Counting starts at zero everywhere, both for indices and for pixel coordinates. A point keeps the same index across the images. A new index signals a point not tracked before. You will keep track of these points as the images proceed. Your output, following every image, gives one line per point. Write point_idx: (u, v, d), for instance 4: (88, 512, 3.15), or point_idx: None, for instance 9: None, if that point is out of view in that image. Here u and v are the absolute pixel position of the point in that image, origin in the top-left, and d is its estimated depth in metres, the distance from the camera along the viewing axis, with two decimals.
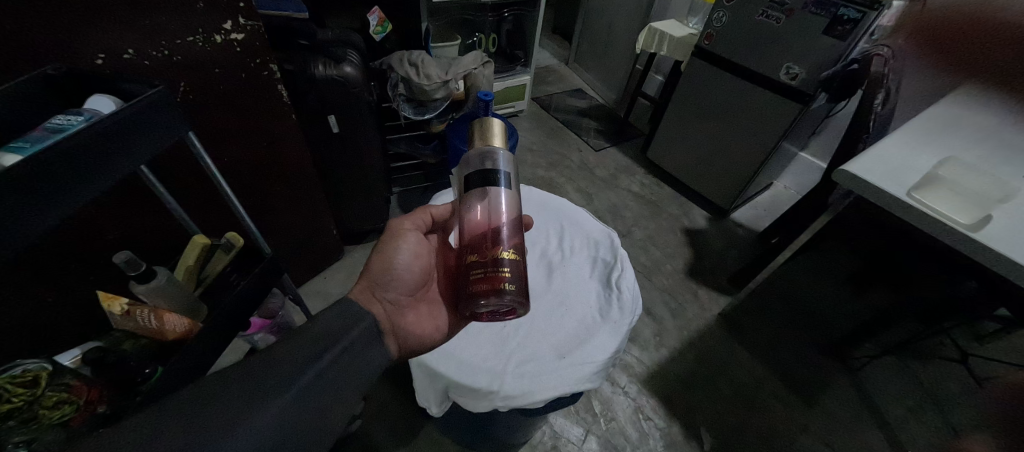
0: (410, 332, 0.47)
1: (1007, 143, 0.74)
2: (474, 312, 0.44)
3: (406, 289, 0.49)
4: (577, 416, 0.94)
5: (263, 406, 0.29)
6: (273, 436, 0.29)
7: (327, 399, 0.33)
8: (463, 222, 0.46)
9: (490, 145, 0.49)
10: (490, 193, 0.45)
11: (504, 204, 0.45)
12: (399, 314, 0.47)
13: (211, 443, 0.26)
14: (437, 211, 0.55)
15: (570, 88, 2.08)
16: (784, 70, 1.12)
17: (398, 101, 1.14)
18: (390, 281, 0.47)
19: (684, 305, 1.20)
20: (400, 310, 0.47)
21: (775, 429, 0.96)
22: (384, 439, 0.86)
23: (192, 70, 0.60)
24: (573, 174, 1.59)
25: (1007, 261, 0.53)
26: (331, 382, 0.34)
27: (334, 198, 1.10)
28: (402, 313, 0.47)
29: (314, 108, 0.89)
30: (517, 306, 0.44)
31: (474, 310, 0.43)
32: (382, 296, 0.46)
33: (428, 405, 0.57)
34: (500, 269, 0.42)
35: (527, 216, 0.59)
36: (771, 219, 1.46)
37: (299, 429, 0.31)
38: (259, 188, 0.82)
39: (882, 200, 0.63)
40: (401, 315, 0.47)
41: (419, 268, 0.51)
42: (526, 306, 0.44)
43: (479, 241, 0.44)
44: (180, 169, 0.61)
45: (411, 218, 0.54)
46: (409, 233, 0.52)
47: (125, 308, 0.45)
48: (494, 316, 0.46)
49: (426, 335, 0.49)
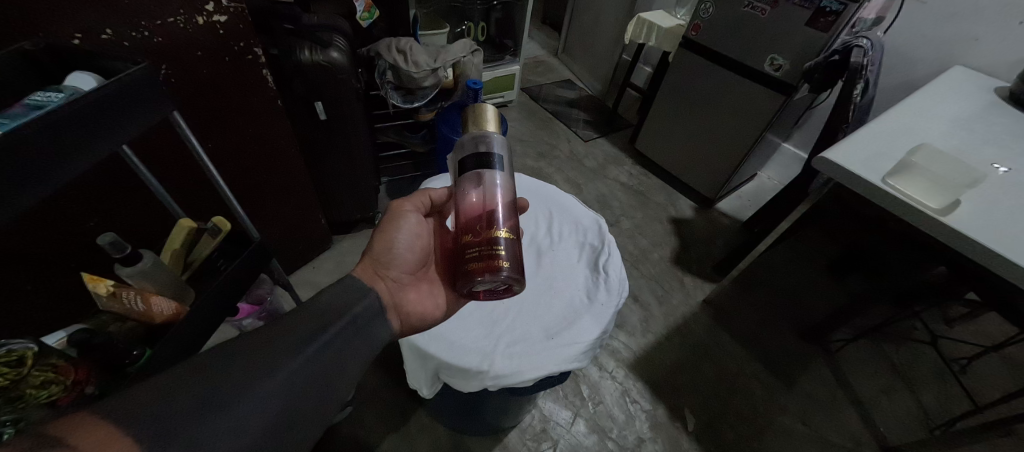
0: (412, 309, 0.47)
1: (977, 132, 0.78)
2: (471, 289, 0.45)
3: (408, 268, 0.49)
4: (566, 399, 0.96)
5: (258, 387, 0.30)
6: (275, 410, 0.30)
7: (327, 376, 0.34)
8: (459, 205, 0.46)
9: (485, 132, 0.49)
10: (485, 176, 0.45)
11: (498, 186, 0.46)
12: (401, 291, 0.47)
13: (214, 413, 0.27)
14: (436, 193, 0.55)
15: (559, 79, 2.09)
16: (769, 62, 1.14)
17: (386, 89, 1.13)
18: (391, 259, 0.48)
19: (670, 292, 1.22)
20: (403, 287, 0.47)
21: (755, 409, 0.99)
22: (374, 425, 0.87)
23: (174, 52, 0.59)
24: (561, 164, 1.60)
25: (972, 243, 0.56)
26: (333, 358, 0.35)
27: (324, 187, 1.09)
28: (404, 290, 0.48)
29: (302, 95, 0.88)
30: (514, 283, 0.45)
31: (471, 287, 0.44)
32: (385, 274, 0.47)
33: (418, 386, 0.58)
34: (494, 246, 0.43)
35: (524, 200, 0.59)
36: (754, 209, 1.49)
37: (298, 406, 0.31)
38: (246, 176, 0.81)
39: (858, 186, 0.66)
40: (403, 292, 0.47)
41: (422, 247, 0.52)
42: (522, 282, 0.44)
43: (473, 221, 0.44)
44: (167, 156, 0.60)
45: (410, 200, 0.54)
46: (409, 213, 0.52)
47: (111, 289, 0.44)
48: (491, 294, 0.47)
49: (425, 311, 0.50)
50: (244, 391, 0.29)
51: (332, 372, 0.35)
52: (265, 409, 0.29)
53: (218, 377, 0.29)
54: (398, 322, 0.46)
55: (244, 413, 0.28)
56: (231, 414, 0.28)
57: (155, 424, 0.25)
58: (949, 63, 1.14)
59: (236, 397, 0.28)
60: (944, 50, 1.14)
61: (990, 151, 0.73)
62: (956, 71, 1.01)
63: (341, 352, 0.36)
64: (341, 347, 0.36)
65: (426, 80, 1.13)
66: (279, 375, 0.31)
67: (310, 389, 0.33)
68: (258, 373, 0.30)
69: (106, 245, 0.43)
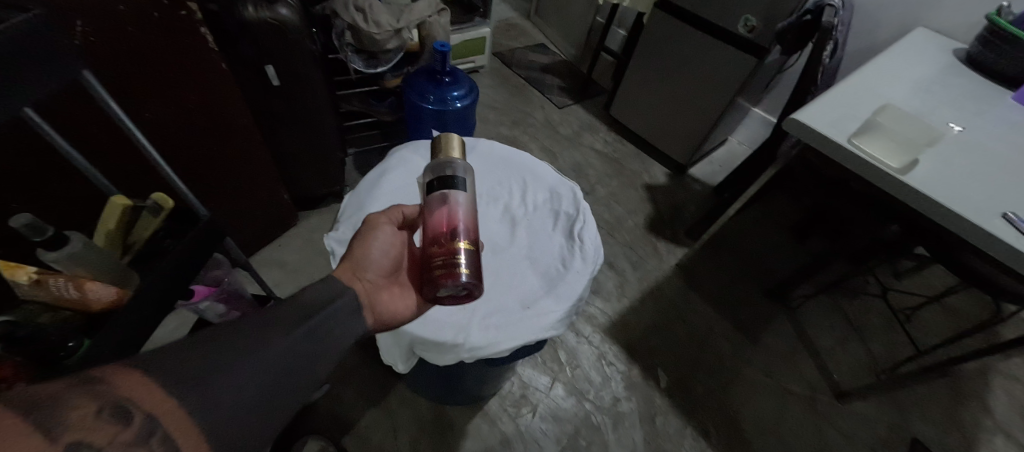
0: (388, 309, 0.45)
1: (935, 93, 0.80)
2: (435, 296, 0.43)
3: (385, 270, 0.47)
4: (544, 366, 0.99)
5: (268, 342, 0.30)
6: (286, 362, 0.30)
7: (327, 338, 0.34)
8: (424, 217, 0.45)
9: (451, 157, 0.49)
10: (451, 192, 0.45)
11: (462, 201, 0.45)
12: (378, 292, 0.45)
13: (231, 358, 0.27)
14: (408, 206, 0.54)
15: (531, 43, 2.00)
16: (743, 23, 1.12)
17: (347, 52, 1.03)
18: (370, 260, 0.46)
19: (644, 258, 1.25)
20: (379, 288, 0.45)
21: (723, 364, 1.05)
22: (353, 401, 0.86)
23: (90, 6, 0.51)
24: (536, 132, 1.57)
25: (928, 201, 0.58)
26: (330, 323, 0.35)
27: (283, 160, 1.02)
28: (381, 291, 0.45)
29: (248, 57, 0.80)
30: (475, 289, 0.43)
31: (434, 293, 0.42)
32: (363, 275, 0.44)
33: (393, 362, 0.55)
34: (457, 252, 0.41)
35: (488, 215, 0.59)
36: (725, 174, 1.52)
37: (307, 363, 0.32)
38: (191, 146, 0.74)
39: (825, 147, 0.67)
40: (380, 292, 0.45)
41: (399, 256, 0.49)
42: (482, 287, 0.43)
43: (437, 230, 0.43)
44: (88, 122, 0.54)
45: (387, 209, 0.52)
46: (385, 222, 0.49)
47: (34, 277, 0.39)
48: (454, 301, 0.45)
49: (398, 315, 0.47)
50: (244, 358, 0.28)
51: (327, 335, 0.35)
52: (275, 364, 0.29)
53: (220, 345, 0.28)
54: (374, 321, 0.43)
55: (238, 386, 0.27)
56: (247, 365, 0.28)
57: (164, 380, 0.24)
58: (912, 25, 1.16)
59: (247, 351, 0.29)
60: (909, 12, 1.15)
61: (946, 112, 0.75)
62: (918, 33, 1.03)
63: (334, 323, 0.36)
64: (338, 317, 0.36)
65: (389, 42, 1.04)
66: (271, 353, 0.29)
67: (314, 350, 0.33)
68: (269, 330, 0.31)
69: (23, 228, 0.38)
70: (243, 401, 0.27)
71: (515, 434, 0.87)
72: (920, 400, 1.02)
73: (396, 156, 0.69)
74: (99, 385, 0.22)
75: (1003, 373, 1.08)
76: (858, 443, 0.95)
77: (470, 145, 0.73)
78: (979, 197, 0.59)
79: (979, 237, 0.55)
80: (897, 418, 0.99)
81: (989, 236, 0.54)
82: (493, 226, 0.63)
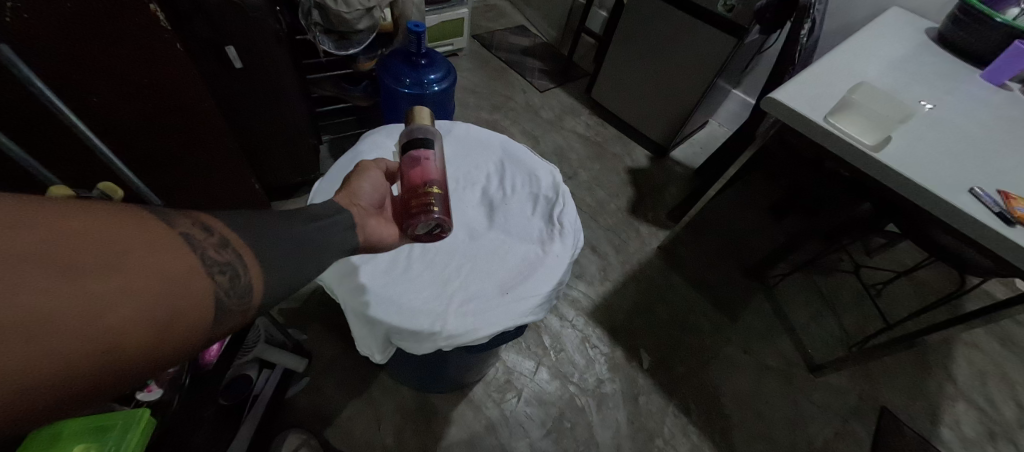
0: (377, 234, 0.46)
1: (908, 71, 0.81)
2: (411, 233, 0.48)
3: (375, 203, 0.49)
4: (528, 351, 0.99)
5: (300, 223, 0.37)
6: (311, 242, 0.37)
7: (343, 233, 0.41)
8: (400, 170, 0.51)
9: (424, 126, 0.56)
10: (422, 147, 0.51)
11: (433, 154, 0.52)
12: (369, 217, 0.46)
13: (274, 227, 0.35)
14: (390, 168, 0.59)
15: (511, 25, 1.95)
16: (722, 2, 1.10)
17: (315, 32, 0.98)
18: (364, 190, 0.48)
19: (627, 241, 1.25)
20: (370, 215, 0.46)
21: (703, 343, 1.07)
22: (335, 393, 0.85)
23: None
24: (518, 116, 1.54)
25: (899, 177, 0.59)
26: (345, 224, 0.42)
27: (251, 147, 0.97)
28: (372, 218, 0.46)
29: (205, 37, 0.74)
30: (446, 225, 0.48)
31: (410, 230, 0.47)
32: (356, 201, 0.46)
33: (370, 353, 0.53)
34: (431, 193, 0.47)
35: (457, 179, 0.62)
36: (705, 156, 1.53)
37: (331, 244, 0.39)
38: (144, 131, 0.71)
39: (803, 126, 0.67)
40: (371, 219, 0.46)
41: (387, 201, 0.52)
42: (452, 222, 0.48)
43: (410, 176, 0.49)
44: (14, 103, 0.50)
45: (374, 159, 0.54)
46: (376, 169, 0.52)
47: None
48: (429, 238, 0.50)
49: (381, 247, 0.47)
50: (280, 225, 0.35)
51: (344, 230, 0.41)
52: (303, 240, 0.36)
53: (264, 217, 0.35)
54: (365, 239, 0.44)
55: (278, 241, 0.34)
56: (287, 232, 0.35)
57: (234, 223, 0.33)
58: (887, 5, 1.17)
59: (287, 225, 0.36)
60: None
61: (918, 90, 0.76)
62: (893, 12, 1.03)
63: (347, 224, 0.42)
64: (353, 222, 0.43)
65: (360, 21, 0.99)
66: (300, 228, 0.36)
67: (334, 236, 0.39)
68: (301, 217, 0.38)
69: None
70: (282, 253, 0.34)
71: (500, 418, 0.88)
72: (888, 370, 1.06)
73: (367, 141, 0.66)
74: (188, 212, 0.30)
75: (965, 343, 1.13)
76: (830, 413, 0.99)
77: (445, 127, 0.70)
78: (946, 172, 0.60)
79: (944, 210, 0.57)
80: (867, 388, 1.03)
81: (953, 209, 0.56)
82: (471, 211, 0.61)
